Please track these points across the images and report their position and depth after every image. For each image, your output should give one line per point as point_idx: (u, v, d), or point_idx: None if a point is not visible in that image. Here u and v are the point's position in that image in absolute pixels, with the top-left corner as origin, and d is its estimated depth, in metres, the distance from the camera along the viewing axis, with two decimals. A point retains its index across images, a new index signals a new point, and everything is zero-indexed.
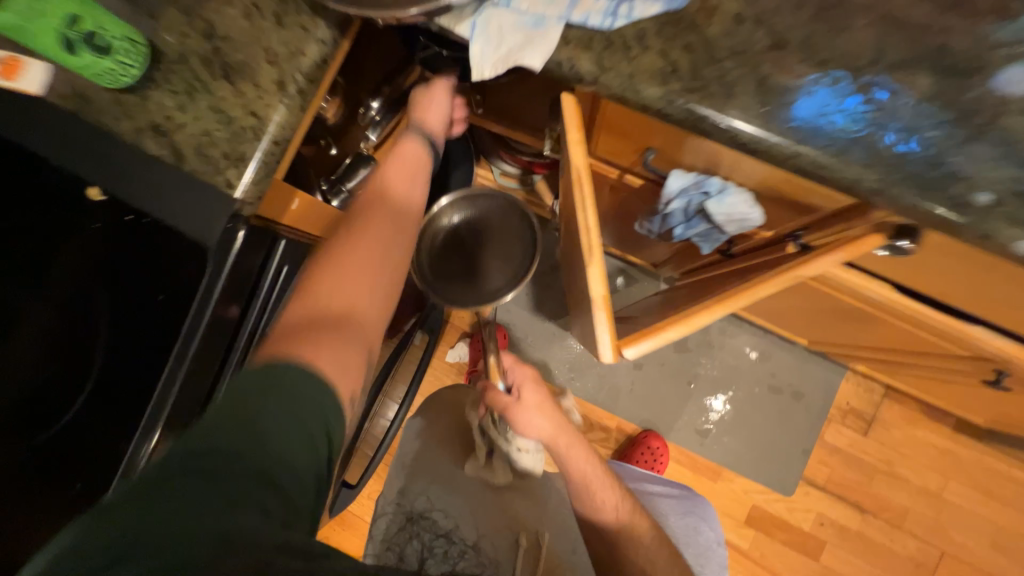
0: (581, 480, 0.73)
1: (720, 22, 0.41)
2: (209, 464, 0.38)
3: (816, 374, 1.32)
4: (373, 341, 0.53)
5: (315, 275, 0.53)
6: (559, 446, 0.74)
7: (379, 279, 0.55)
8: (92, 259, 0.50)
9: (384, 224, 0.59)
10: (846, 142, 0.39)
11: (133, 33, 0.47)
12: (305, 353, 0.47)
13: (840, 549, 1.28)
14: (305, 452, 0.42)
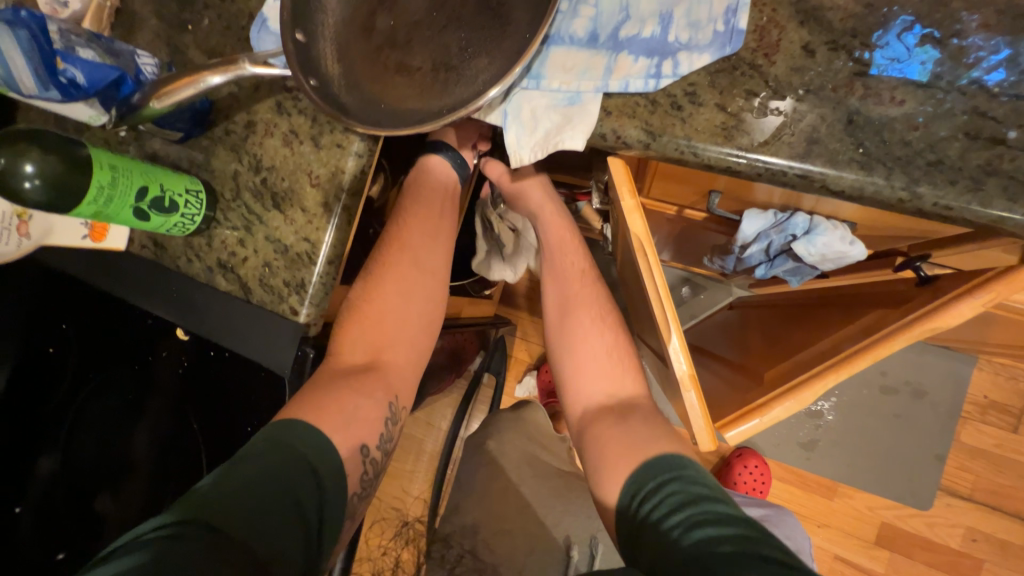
0: (556, 244, 0.64)
1: (785, 58, 0.36)
2: (208, 526, 0.38)
3: (939, 367, 1.14)
4: (399, 392, 0.54)
5: (365, 296, 0.56)
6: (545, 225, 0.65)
7: (407, 324, 0.57)
8: (186, 389, 0.58)
9: (422, 250, 0.60)
10: (976, 175, 0.32)
11: (190, 184, 0.49)
12: (325, 408, 0.48)
13: (1003, 568, 1.09)
14: (301, 515, 0.42)
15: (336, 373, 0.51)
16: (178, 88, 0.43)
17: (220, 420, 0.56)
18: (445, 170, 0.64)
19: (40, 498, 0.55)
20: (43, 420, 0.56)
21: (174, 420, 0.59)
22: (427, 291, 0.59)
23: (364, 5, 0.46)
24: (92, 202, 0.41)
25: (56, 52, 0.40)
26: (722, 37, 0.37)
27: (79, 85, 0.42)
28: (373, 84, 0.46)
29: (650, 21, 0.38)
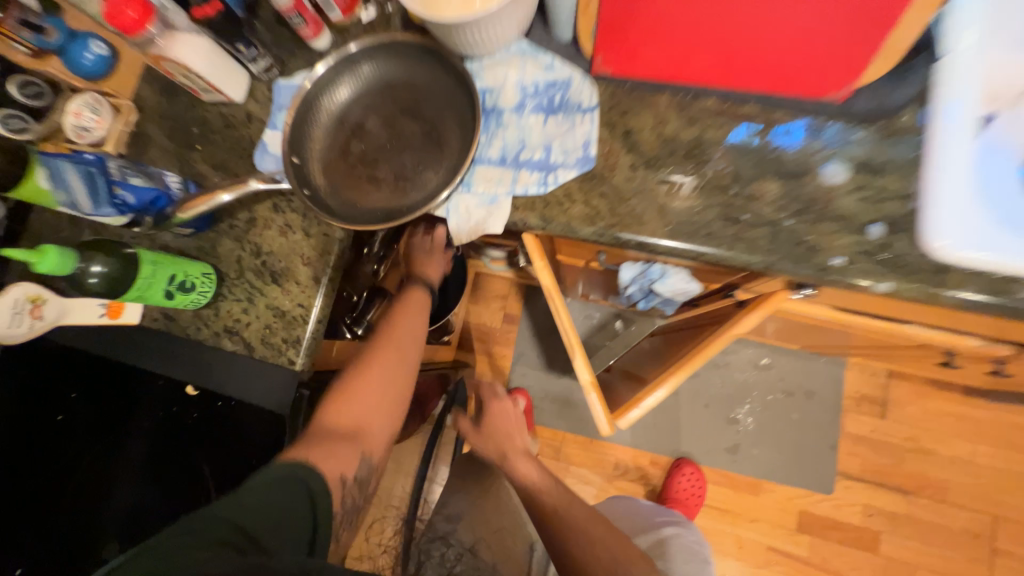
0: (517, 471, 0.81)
1: (620, 172, 0.57)
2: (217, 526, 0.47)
3: (820, 371, 1.40)
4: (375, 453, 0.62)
5: (351, 377, 0.66)
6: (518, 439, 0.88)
7: (385, 395, 0.66)
8: (194, 434, 0.68)
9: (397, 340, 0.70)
10: (730, 240, 0.53)
11: (206, 268, 0.62)
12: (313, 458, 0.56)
13: (895, 536, 1.30)
14: (296, 514, 0.52)
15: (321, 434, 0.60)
16: (197, 204, 0.58)
17: (223, 475, 0.66)
18: (419, 298, 0.78)
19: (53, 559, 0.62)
20: (62, 481, 0.64)
21: (182, 468, 0.68)
22: (400, 375, 0.68)
23: (341, 135, 0.64)
24: (137, 287, 0.57)
25: (113, 181, 0.58)
26: (581, 161, 0.58)
27: (128, 203, 0.60)
28: (350, 191, 0.63)
29: (538, 149, 0.59)
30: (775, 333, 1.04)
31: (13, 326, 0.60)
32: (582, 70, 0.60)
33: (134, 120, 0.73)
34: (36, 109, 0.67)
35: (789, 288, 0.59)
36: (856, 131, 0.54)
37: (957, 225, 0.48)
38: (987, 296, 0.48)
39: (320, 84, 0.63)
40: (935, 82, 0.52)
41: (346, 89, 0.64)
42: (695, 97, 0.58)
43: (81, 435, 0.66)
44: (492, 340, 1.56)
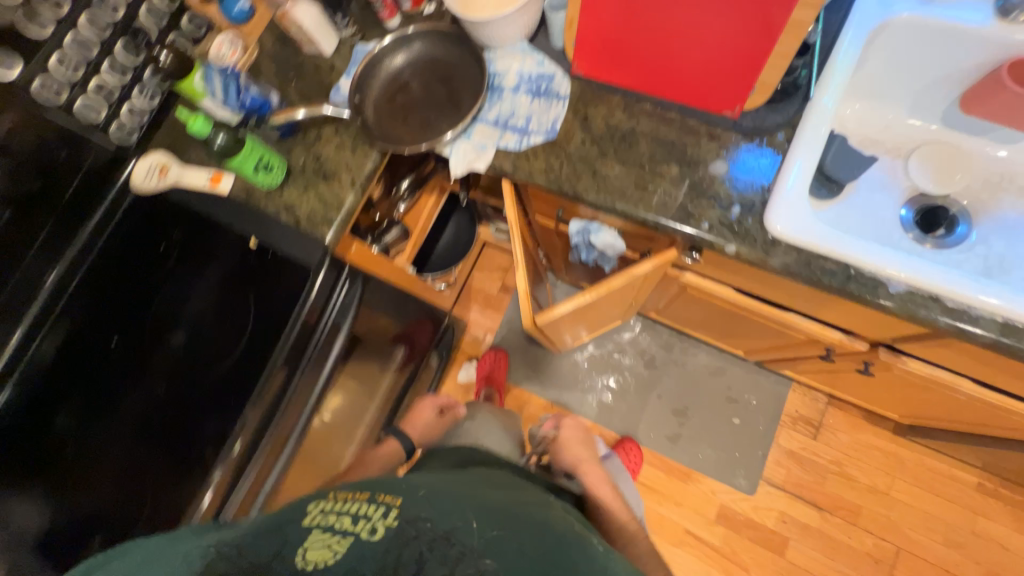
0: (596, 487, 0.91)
1: (574, 144, 0.80)
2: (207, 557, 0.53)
3: (766, 385, 1.55)
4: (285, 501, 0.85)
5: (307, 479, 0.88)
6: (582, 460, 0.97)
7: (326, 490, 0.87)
8: (230, 277, 0.90)
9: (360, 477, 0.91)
10: (637, 201, 0.75)
11: (282, 160, 0.89)
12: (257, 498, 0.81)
13: (802, 545, 1.43)
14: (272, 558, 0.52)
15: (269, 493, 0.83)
16: (281, 116, 0.86)
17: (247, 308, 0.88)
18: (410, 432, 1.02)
19: (125, 339, 0.88)
20: (147, 286, 0.90)
21: (218, 299, 0.89)
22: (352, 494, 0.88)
23: (391, 89, 0.91)
24: (239, 157, 0.85)
25: (242, 87, 0.88)
26: (549, 131, 0.81)
27: (246, 104, 0.89)
28: (390, 127, 0.90)
29: (522, 119, 0.83)
30: (712, 325, 1.23)
31: (147, 180, 0.91)
32: (565, 70, 0.84)
33: (254, 57, 1.00)
34: (195, 37, 0.99)
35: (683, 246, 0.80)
36: (742, 141, 0.75)
37: (789, 213, 0.68)
38: (798, 266, 0.68)
39: (384, 50, 0.90)
40: (800, 117, 0.73)
41: (402, 58, 0.91)
42: (638, 101, 0.81)
43: (168, 260, 0.92)
44: (486, 302, 1.80)
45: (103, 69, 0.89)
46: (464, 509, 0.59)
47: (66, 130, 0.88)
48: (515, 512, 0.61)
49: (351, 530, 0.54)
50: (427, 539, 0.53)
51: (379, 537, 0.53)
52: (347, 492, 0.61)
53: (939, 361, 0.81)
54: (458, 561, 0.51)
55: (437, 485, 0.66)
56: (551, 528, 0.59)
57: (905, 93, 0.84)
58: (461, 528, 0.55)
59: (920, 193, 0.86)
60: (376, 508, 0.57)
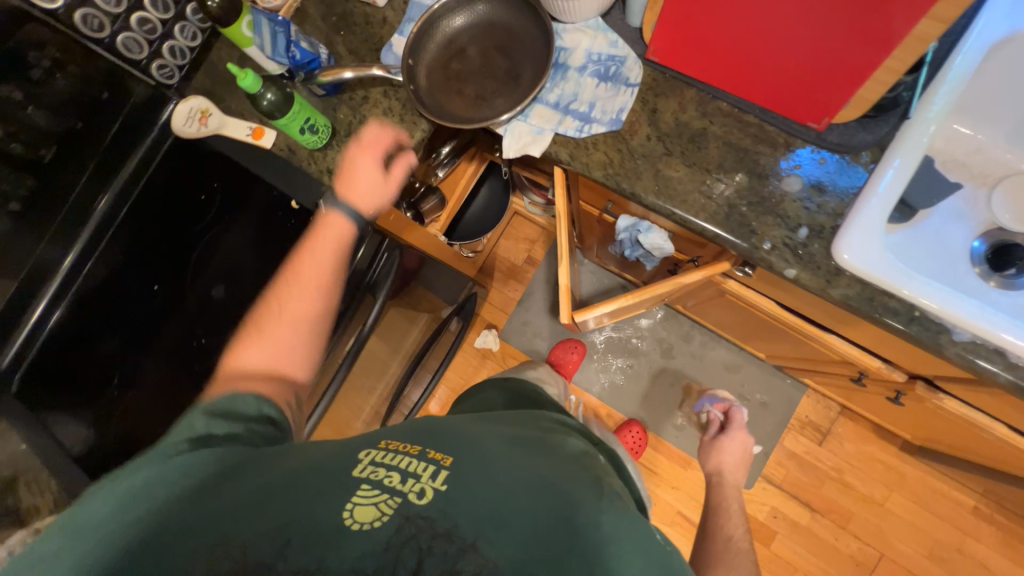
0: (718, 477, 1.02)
1: (638, 138, 0.76)
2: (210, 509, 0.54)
3: (780, 388, 1.56)
4: (281, 362, 0.77)
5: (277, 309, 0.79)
6: (723, 475, 1.03)
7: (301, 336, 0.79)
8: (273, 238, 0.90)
9: (295, 309, 0.79)
10: (697, 210, 0.72)
11: (327, 121, 0.87)
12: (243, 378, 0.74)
13: (789, 540, 1.49)
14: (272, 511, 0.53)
15: (247, 369, 0.75)
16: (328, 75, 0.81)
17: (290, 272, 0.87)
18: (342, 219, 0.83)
19: (166, 284, 0.87)
20: (186, 233, 0.88)
21: (260, 257, 0.89)
22: (306, 325, 0.80)
23: (446, 53, 0.85)
24: (287, 117, 0.81)
25: (292, 42, 0.84)
26: (613, 121, 0.76)
27: (295, 59, 0.85)
28: (441, 96, 0.84)
29: (585, 104, 0.78)
30: (740, 328, 1.21)
31: (187, 125, 0.89)
32: (638, 54, 0.78)
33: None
34: None
35: (737, 258, 0.79)
36: (818, 153, 0.71)
37: (861, 244, 0.65)
38: (858, 300, 0.66)
39: (443, 8, 0.83)
40: (892, 138, 0.68)
41: (461, 19, 0.84)
42: (713, 98, 0.76)
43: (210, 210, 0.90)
44: (510, 273, 1.79)
45: (146, 3, 0.85)
46: (499, 487, 0.55)
47: (112, 74, 0.85)
48: (560, 496, 0.55)
49: (398, 490, 0.53)
50: (429, 535, 0.50)
51: (425, 503, 0.52)
52: (399, 442, 0.61)
53: (978, 403, 0.80)
54: (459, 559, 0.48)
55: (490, 443, 0.62)
56: (597, 519, 0.53)
57: (1010, 115, 0.76)
58: (481, 526, 0.51)
59: (999, 228, 0.80)
60: (426, 467, 0.56)
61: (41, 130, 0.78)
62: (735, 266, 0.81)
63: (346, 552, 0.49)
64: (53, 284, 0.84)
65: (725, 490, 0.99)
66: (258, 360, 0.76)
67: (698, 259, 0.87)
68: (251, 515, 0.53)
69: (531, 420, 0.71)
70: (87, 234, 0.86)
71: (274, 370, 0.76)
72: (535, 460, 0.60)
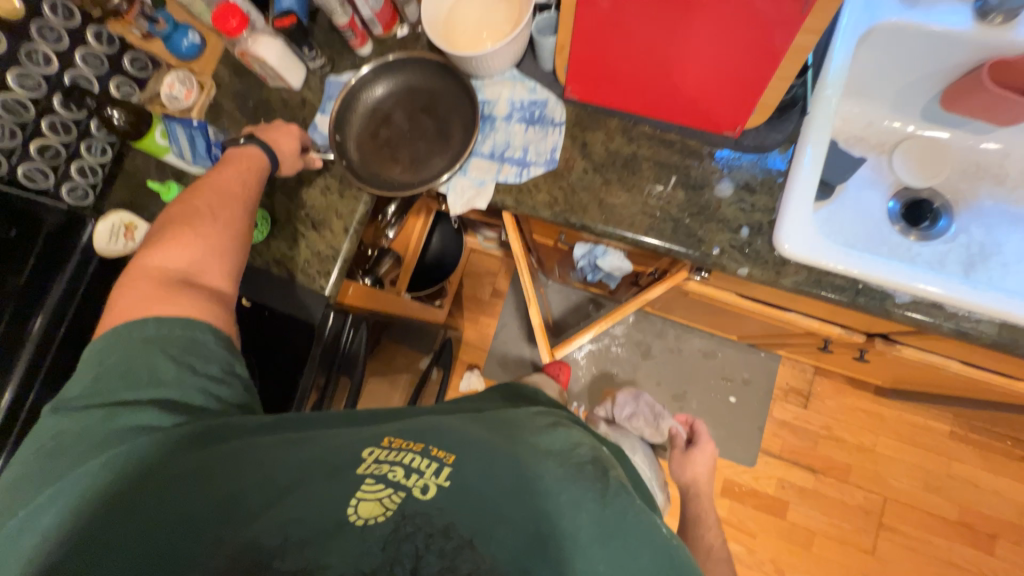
0: (691, 495, 0.98)
1: (576, 174, 0.79)
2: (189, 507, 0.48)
3: (757, 362, 1.62)
4: (198, 270, 0.66)
5: (177, 220, 0.68)
6: (699, 487, 0.98)
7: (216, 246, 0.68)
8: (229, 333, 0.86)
9: (204, 222, 0.68)
10: (646, 229, 0.75)
11: (264, 212, 0.85)
12: (145, 307, 0.61)
13: (801, 506, 1.54)
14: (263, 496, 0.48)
15: (158, 266, 0.64)
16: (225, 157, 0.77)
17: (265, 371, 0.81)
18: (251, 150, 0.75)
19: None
20: None
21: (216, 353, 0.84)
22: (216, 245, 0.68)
23: (372, 123, 0.85)
24: None
25: (213, 144, 0.82)
26: (548, 161, 0.79)
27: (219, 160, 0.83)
28: (376, 164, 0.84)
29: (519, 150, 0.80)
30: (710, 318, 1.26)
31: (113, 242, 0.81)
32: (557, 95, 0.81)
33: (214, 95, 0.90)
34: (140, 79, 0.89)
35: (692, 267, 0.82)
36: (741, 158, 0.77)
37: (799, 232, 0.70)
38: (809, 284, 0.71)
39: (361, 81, 0.84)
40: (798, 132, 0.74)
41: (380, 87, 0.85)
42: (636, 123, 0.80)
43: None
44: (480, 309, 1.79)
45: (44, 130, 0.79)
46: (507, 482, 0.47)
47: (16, 209, 0.75)
48: (571, 487, 0.47)
49: (402, 485, 0.47)
50: (425, 535, 0.44)
51: (431, 498, 0.46)
52: (404, 437, 0.52)
53: (931, 348, 0.87)
54: (457, 558, 0.43)
55: (496, 431, 0.54)
56: (609, 511, 0.46)
57: (889, 90, 0.85)
58: (482, 522, 0.45)
59: (904, 187, 0.90)
60: (430, 462, 0.49)
61: None
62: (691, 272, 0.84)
63: (343, 550, 0.44)
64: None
65: (701, 503, 0.95)
66: (179, 260, 0.65)
67: (656, 270, 0.92)
68: (245, 502, 0.48)
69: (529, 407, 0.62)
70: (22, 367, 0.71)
71: (188, 273, 0.65)
72: (552, 448, 0.52)
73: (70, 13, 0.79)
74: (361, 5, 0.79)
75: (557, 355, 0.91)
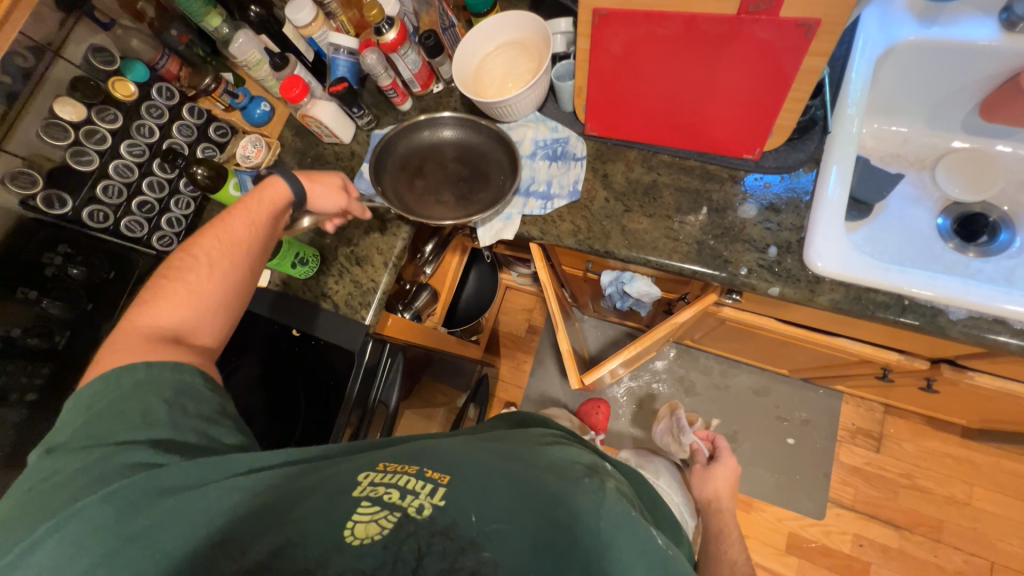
0: (708, 508, 0.93)
1: (597, 202, 0.82)
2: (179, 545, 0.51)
3: (816, 400, 1.50)
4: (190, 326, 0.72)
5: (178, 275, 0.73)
6: (722, 504, 0.92)
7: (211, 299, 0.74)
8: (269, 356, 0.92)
9: (206, 275, 0.74)
10: (669, 252, 0.76)
11: (315, 251, 0.94)
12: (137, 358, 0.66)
13: (886, 569, 1.34)
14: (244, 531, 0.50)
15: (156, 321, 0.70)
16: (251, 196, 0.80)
17: (311, 395, 0.88)
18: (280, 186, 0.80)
19: None
20: None
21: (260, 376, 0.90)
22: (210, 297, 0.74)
23: (407, 173, 0.89)
24: (278, 257, 0.88)
25: None
26: (571, 193, 0.83)
27: None
28: (421, 210, 0.88)
29: (543, 184, 0.85)
30: (754, 349, 1.20)
31: None
32: (578, 132, 0.87)
33: (278, 153, 1.03)
34: (221, 143, 1.03)
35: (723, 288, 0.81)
36: (764, 179, 0.77)
37: (829, 249, 0.68)
38: (848, 302, 0.68)
39: (399, 135, 0.89)
40: (821, 152, 0.74)
41: (407, 143, 0.90)
42: (655, 153, 0.83)
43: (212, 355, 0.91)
44: (516, 345, 1.80)
45: (143, 188, 0.93)
46: (504, 495, 0.50)
47: (117, 254, 0.91)
48: (567, 500, 0.50)
49: (397, 506, 0.49)
50: (428, 534, 0.46)
51: (426, 516, 0.48)
52: (397, 461, 0.56)
53: (1008, 374, 0.78)
54: (458, 558, 0.45)
55: (488, 454, 0.58)
56: (602, 521, 0.48)
57: (920, 106, 0.83)
58: (484, 526, 0.47)
59: (953, 202, 0.85)
60: (424, 484, 0.51)
61: (56, 319, 0.83)
62: (723, 294, 0.83)
63: (339, 561, 0.45)
64: None
65: (724, 517, 0.90)
66: (171, 315, 0.71)
67: (687, 295, 0.91)
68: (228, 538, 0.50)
69: (528, 435, 0.67)
70: None
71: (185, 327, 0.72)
72: (547, 466, 0.57)
73: (171, 94, 0.96)
74: (402, 68, 0.91)
75: (586, 383, 0.91)
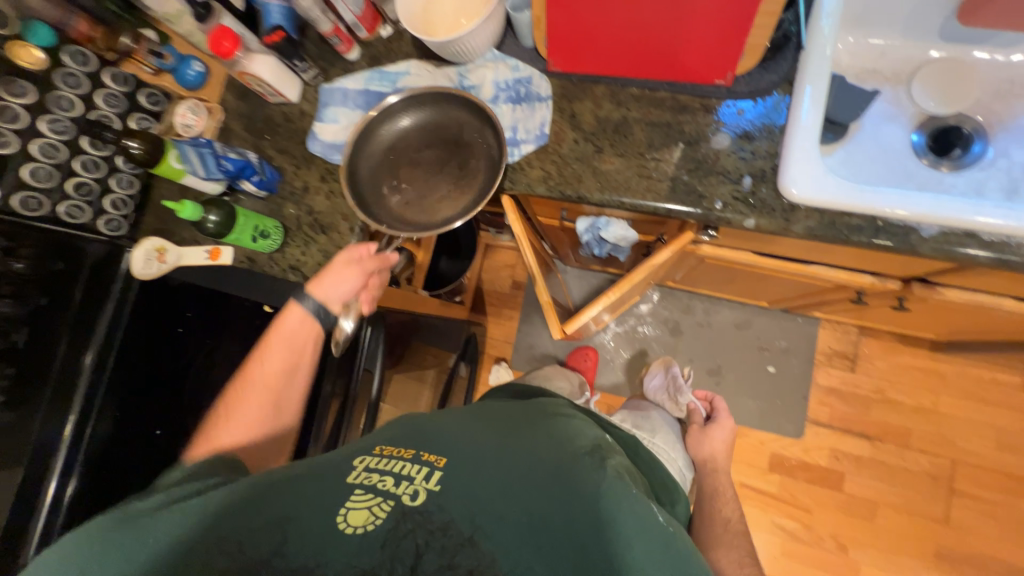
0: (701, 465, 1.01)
1: (566, 145, 0.78)
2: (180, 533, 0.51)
3: (795, 328, 1.54)
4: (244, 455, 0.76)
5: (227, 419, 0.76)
6: (717, 464, 1.00)
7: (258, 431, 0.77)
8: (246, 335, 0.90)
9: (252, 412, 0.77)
10: (643, 191, 0.74)
11: (276, 222, 0.89)
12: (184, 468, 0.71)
13: (858, 476, 1.44)
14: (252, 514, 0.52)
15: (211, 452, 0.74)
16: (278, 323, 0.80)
17: None
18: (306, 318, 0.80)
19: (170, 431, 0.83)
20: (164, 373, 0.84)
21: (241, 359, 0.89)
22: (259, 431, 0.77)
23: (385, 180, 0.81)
24: (236, 230, 0.85)
25: (221, 156, 0.85)
26: (538, 137, 0.79)
27: (228, 170, 0.86)
28: (428, 209, 0.80)
29: (507, 129, 0.80)
30: (734, 284, 1.21)
31: (147, 267, 0.85)
32: (541, 69, 0.81)
33: (222, 118, 0.95)
34: (156, 112, 0.94)
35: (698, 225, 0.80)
36: (736, 106, 0.73)
37: (805, 176, 0.66)
38: (823, 228, 0.67)
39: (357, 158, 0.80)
40: (795, 72, 0.71)
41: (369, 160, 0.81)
42: (623, 86, 0.78)
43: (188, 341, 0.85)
44: (501, 302, 1.79)
45: (76, 169, 0.85)
46: (503, 484, 0.54)
47: (63, 245, 0.83)
48: (566, 479, 0.54)
49: (391, 493, 0.53)
50: (426, 531, 0.50)
51: (419, 503, 0.52)
52: (393, 446, 0.59)
53: (976, 285, 0.80)
54: (457, 553, 0.48)
55: (486, 437, 0.61)
56: (601, 499, 0.52)
57: (896, 14, 0.79)
58: (480, 517, 0.51)
59: (929, 117, 0.83)
60: (419, 469, 0.55)
61: (6, 318, 0.75)
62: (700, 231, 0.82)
63: (339, 557, 0.49)
64: (58, 461, 0.75)
65: (720, 478, 0.97)
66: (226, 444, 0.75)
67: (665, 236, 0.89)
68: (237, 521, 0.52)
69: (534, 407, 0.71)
70: (81, 394, 0.79)
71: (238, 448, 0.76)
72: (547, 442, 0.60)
73: (86, 59, 0.85)
74: (342, 9, 0.82)
75: (567, 332, 0.91)
